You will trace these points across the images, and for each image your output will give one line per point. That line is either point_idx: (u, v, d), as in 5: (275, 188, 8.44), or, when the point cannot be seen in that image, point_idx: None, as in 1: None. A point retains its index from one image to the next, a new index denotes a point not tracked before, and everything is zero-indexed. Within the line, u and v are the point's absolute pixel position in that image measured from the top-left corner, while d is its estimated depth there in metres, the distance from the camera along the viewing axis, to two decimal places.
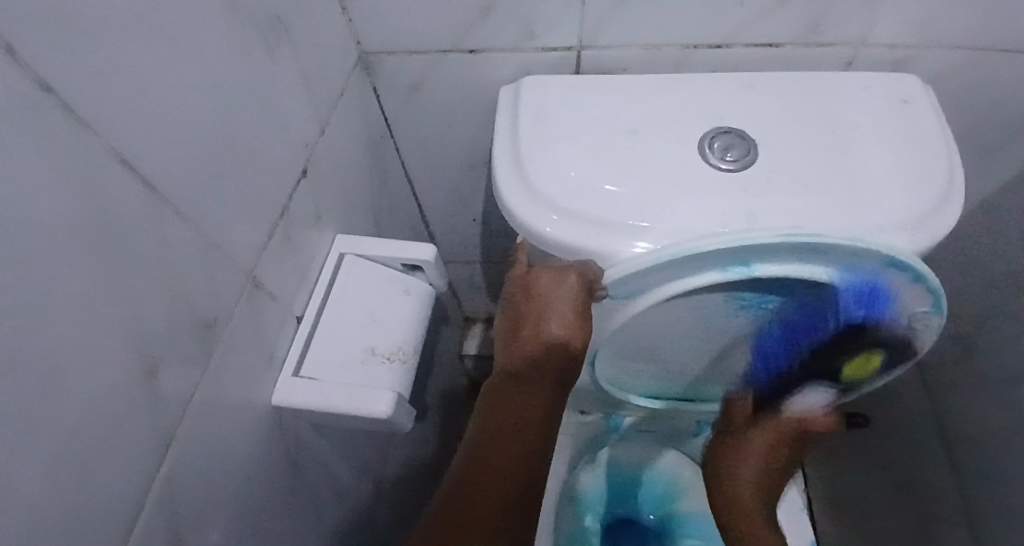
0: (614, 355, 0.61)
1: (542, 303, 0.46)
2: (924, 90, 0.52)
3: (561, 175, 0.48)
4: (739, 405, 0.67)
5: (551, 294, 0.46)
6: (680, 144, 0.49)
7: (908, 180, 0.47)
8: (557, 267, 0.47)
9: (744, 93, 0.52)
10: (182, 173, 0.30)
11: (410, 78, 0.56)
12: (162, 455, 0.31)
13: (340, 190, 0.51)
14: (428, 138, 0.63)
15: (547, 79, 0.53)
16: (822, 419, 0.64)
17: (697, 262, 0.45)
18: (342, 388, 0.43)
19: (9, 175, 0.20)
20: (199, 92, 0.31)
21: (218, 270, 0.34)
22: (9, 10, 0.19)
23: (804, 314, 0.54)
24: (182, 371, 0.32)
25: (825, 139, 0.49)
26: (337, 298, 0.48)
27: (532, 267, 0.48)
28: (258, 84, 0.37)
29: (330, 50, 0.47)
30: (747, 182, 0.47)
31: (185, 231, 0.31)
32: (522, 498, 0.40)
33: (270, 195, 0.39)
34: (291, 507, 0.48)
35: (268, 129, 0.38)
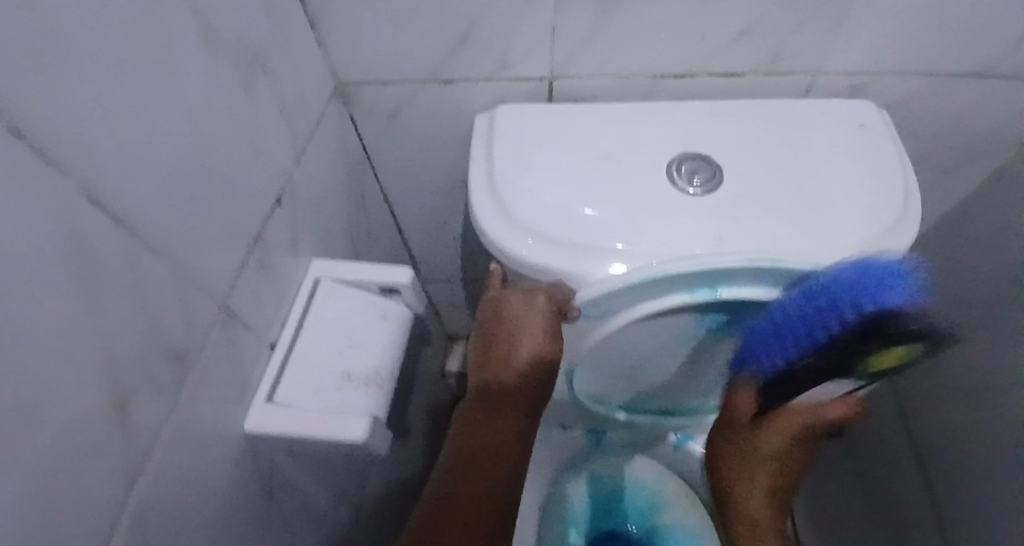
0: (590, 373, 0.63)
1: (513, 322, 0.47)
2: (882, 116, 0.54)
3: (534, 199, 0.49)
4: (743, 393, 0.55)
5: (521, 315, 0.47)
6: (650, 168, 0.51)
7: (867, 203, 0.49)
8: (525, 289, 0.49)
9: (711, 119, 0.53)
10: (154, 209, 0.31)
11: (387, 105, 0.57)
12: (134, 488, 0.31)
13: (317, 215, 0.52)
14: (405, 162, 0.64)
15: (521, 106, 0.55)
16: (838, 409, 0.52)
17: (662, 285, 0.47)
18: (318, 413, 0.43)
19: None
20: (172, 129, 0.32)
21: (191, 301, 0.35)
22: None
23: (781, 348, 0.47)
24: (154, 402, 0.32)
25: (789, 164, 0.51)
26: (313, 323, 0.48)
27: (503, 289, 0.49)
28: (232, 116, 0.37)
29: (307, 79, 0.48)
30: (713, 206, 0.48)
31: (157, 264, 0.32)
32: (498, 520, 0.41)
33: (245, 225, 0.40)
34: (266, 533, 0.48)
35: (243, 159, 0.39)
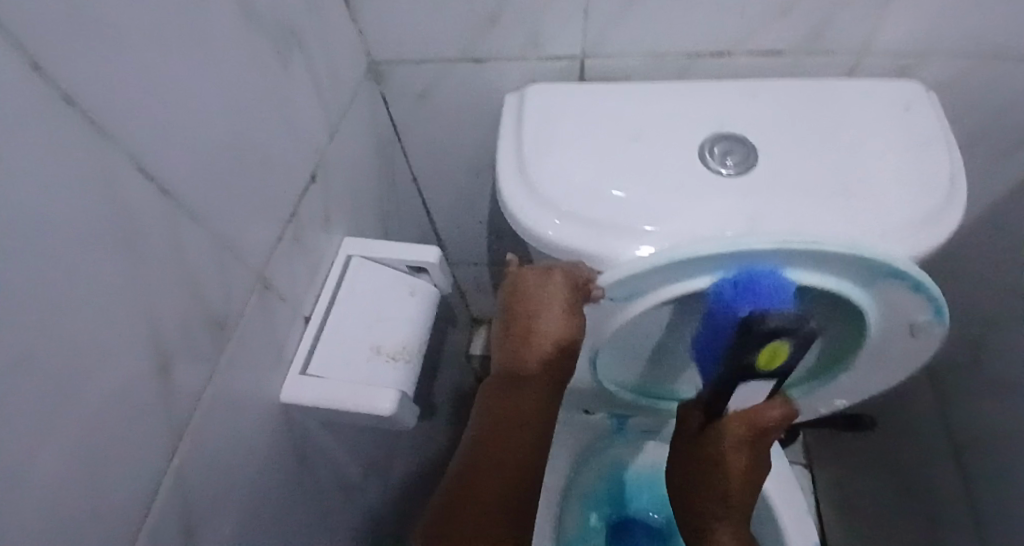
0: (616, 357, 0.62)
1: (532, 302, 0.46)
2: (928, 97, 0.52)
3: (563, 179, 0.49)
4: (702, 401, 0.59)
5: (538, 294, 0.46)
6: (682, 149, 0.50)
7: (910, 187, 0.47)
8: (543, 267, 0.48)
9: (747, 100, 0.52)
10: (195, 181, 0.32)
11: (418, 86, 0.57)
12: (173, 446, 0.32)
13: (348, 194, 0.53)
14: (435, 142, 0.64)
15: (551, 86, 0.54)
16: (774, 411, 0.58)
17: (691, 268, 0.46)
18: (348, 385, 0.44)
19: (35, 182, 0.22)
20: (213, 104, 0.33)
21: (229, 271, 0.36)
22: (37, 34, 0.21)
23: (699, 354, 0.51)
24: (194, 367, 0.34)
25: (827, 145, 0.49)
26: (344, 298, 0.49)
27: (518, 266, 0.48)
28: (269, 93, 0.38)
29: (340, 58, 0.48)
30: (746, 187, 0.48)
31: (197, 234, 0.33)
32: (517, 495, 0.42)
33: (281, 200, 0.41)
34: (299, 500, 0.49)
35: (279, 136, 0.40)
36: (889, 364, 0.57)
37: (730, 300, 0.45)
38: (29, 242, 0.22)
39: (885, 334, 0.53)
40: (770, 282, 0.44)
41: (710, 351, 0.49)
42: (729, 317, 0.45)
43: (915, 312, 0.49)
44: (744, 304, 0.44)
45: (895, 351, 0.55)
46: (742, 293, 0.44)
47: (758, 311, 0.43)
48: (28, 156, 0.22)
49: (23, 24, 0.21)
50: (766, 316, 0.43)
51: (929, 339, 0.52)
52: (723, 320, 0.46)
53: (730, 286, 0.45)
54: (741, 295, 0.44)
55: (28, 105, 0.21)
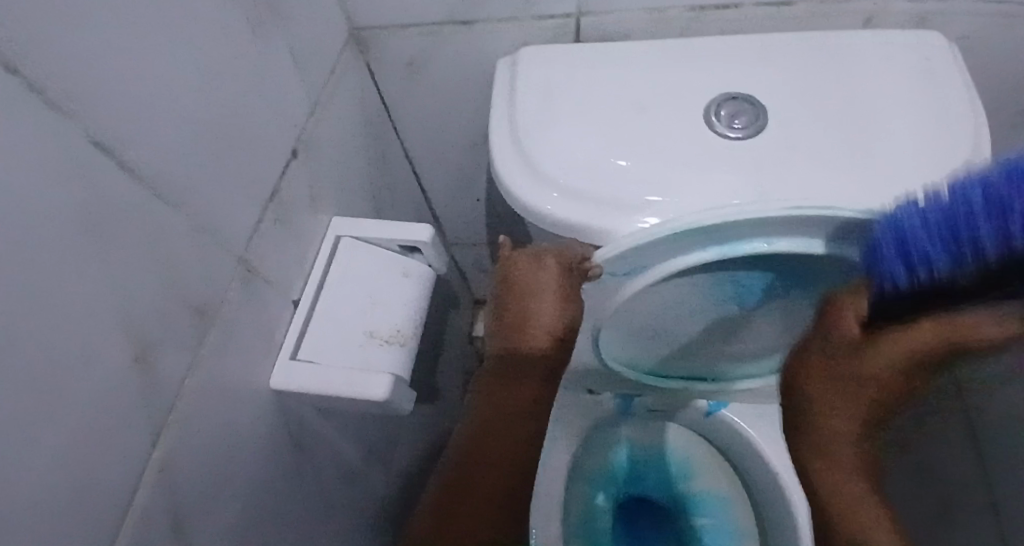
0: (619, 339, 0.61)
1: (525, 289, 0.45)
2: (949, 49, 0.49)
3: (560, 150, 0.47)
4: None
5: (531, 279, 0.45)
6: (685, 113, 0.47)
7: (930, 146, 0.44)
8: (533, 252, 0.46)
9: (755, 58, 0.49)
10: (169, 159, 0.30)
11: (406, 55, 0.54)
12: (158, 439, 0.31)
13: (336, 171, 0.50)
14: (426, 115, 0.62)
15: (545, 51, 0.52)
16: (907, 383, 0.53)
17: (694, 240, 0.44)
18: (340, 371, 0.42)
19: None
20: (184, 74, 0.30)
21: (209, 255, 0.34)
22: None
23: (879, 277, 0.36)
24: (175, 356, 0.32)
25: (842, 104, 0.46)
26: (334, 282, 0.47)
27: (508, 252, 0.47)
28: (244, 61, 0.36)
29: (321, 26, 0.46)
30: (756, 152, 0.45)
31: (172, 215, 0.30)
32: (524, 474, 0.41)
33: (262, 178, 0.39)
34: (297, 490, 0.48)
35: (257, 108, 0.37)
36: None
37: (969, 219, 0.31)
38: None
39: None
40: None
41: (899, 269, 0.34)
42: (941, 246, 0.32)
43: None
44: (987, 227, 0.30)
45: None
46: (988, 211, 0.30)
47: (998, 239, 0.30)
48: None
49: None
50: (983, 241, 0.30)
51: None
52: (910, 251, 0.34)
53: (904, 229, 0.34)
54: (987, 213, 0.30)
55: None
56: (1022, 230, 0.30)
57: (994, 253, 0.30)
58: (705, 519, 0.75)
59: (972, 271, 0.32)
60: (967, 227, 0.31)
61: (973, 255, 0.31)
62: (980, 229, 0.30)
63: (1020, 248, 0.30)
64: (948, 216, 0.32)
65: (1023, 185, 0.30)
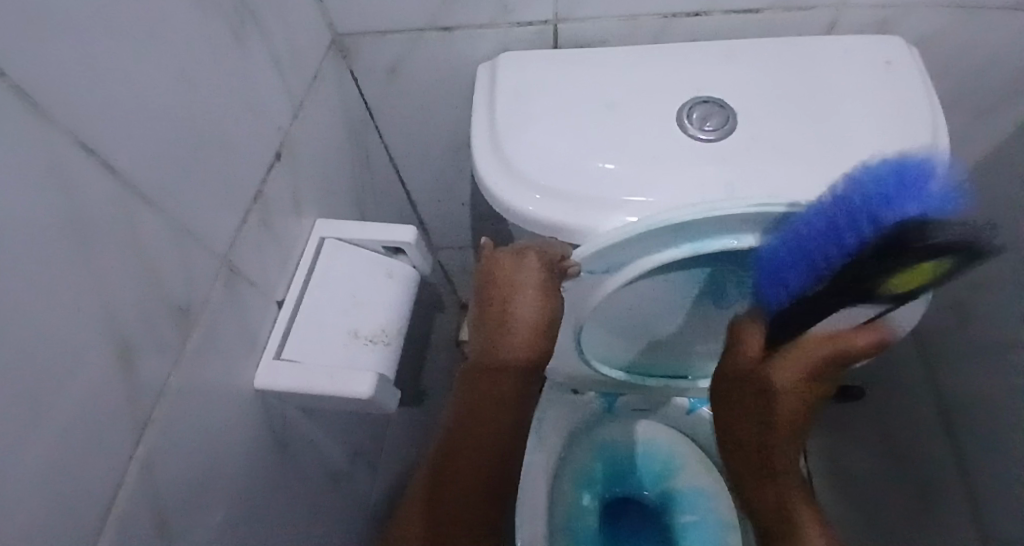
0: (601, 335, 0.62)
1: (506, 286, 0.45)
2: (910, 53, 0.51)
3: (538, 151, 0.48)
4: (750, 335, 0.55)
5: (512, 276, 0.45)
6: (657, 115, 0.49)
7: (893, 145, 0.46)
8: (515, 249, 0.46)
9: (725, 62, 0.51)
10: (153, 162, 0.31)
11: (388, 61, 0.55)
12: (140, 438, 0.31)
13: (318, 174, 0.51)
14: (409, 120, 0.63)
15: (523, 56, 0.53)
16: (867, 337, 0.51)
17: (670, 236, 0.45)
18: (324, 370, 0.43)
19: None
20: (167, 79, 0.31)
21: (192, 256, 0.35)
22: None
23: (795, 269, 0.43)
24: (157, 356, 0.32)
25: (808, 106, 0.48)
26: (318, 283, 0.48)
27: (490, 250, 0.46)
28: (226, 66, 0.37)
29: (302, 32, 0.47)
30: (728, 151, 0.46)
31: (155, 216, 0.31)
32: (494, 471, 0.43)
33: (245, 180, 0.39)
34: (282, 490, 0.48)
35: (239, 113, 0.38)
36: None
37: (863, 210, 0.38)
38: None
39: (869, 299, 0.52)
40: (923, 182, 0.37)
41: (808, 254, 0.42)
42: (850, 229, 0.39)
43: None
44: (867, 220, 0.38)
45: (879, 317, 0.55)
46: (901, 194, 0.37)
47: (870, 225, 0.38)
48: None
49: None
50: (881, 217, 0.37)
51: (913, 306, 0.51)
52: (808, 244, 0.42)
53: (862, 195, 0.38)
54: (896, 200, 0.37)
55: None
56: (930, 203, 0.36)
57: (884, 229, 0.37)
58: (688, 516, 0.76)
59: (879, 244, 0.37)
60: (864, 212, 0.38)
61: (857, 244, 0.39)
62: (861, 220, 0.38)
63: (916, 228, 0.36)
64: (874, 189, 0.38)
65: (919, 175, 0.37)
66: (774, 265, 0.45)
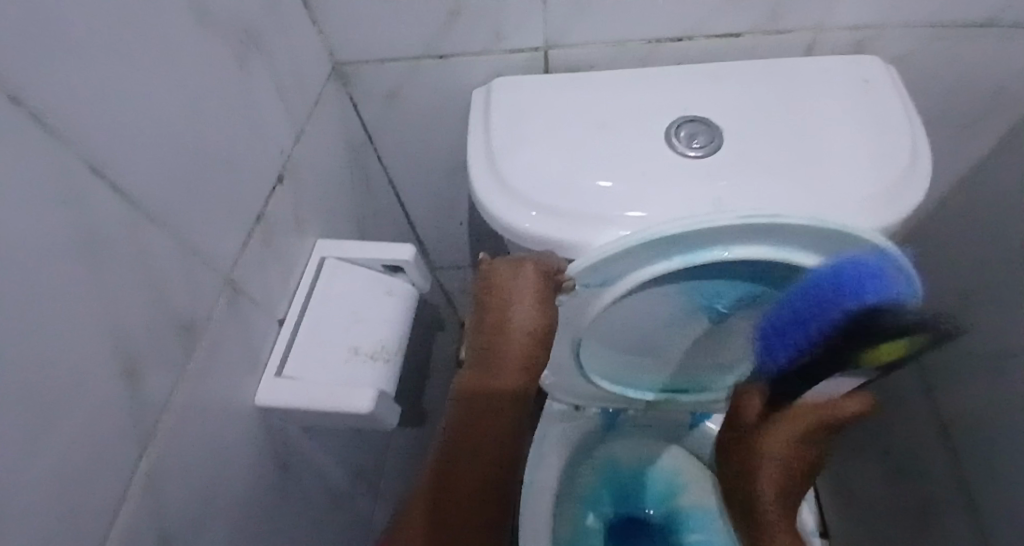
0: (600, 351, 0.63)
1: (504, 294, 0.46)
2: (886, 71, 0.53)
3: (532, 170, 0.50)
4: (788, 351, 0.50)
5: (509, 284, 0.46)
6: (646, 134, 0.50)
7: (875, 158, 0.48)
8: (514, 260, 0.47)
9: (710, 83, 0.53)
10: (156, 182, 0.32)
11: (386, 87, 0.57)
12: (142, 452, 0.32)
13: (319, 195, 0.52)
14: (407, 143, 0.64)
15: (515, 80, 0.55)
16: (855, 403, 0.50)
17: (663, 248, 0.46)
18: (325, 385, 0.44)
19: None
20: (173, 104, 0.33)
21: (195, 273, 0.36)
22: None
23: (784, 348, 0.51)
24: (161, 372, 0.33)
25: (792, 123, 0.50)
26: (319, 301, 0.49)
27: (488, 260, 0.47)
28: (230, 93, 0.38)
29: (303, 60, 0.49)
30: (715, 167, 0.48)
31: (159, 234, 0.32)
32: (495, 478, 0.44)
33: (247, 202, 0.41)
34: (284, 506, 0.49)
35: (242, 137, 0.40)
36: None
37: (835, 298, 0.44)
38: None
39: None
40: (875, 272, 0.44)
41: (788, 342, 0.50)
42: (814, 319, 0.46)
43: None
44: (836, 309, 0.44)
45: None
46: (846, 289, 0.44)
47: (852, 305, 0.43)
48: None
49: None
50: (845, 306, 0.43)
51: None
52: (806, 317, 0.47)
53: (828, 277, 0.45)
54: (861, 287, 0.43)
55: None
56: (873, 298, 0.43)
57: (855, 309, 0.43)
58: (695, 535, 0.74)
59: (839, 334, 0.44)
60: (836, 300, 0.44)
61: (841, 317, 0.44)
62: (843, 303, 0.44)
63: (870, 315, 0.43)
64: (830, 279, 0.45)
65: (867, 269, 0.44)
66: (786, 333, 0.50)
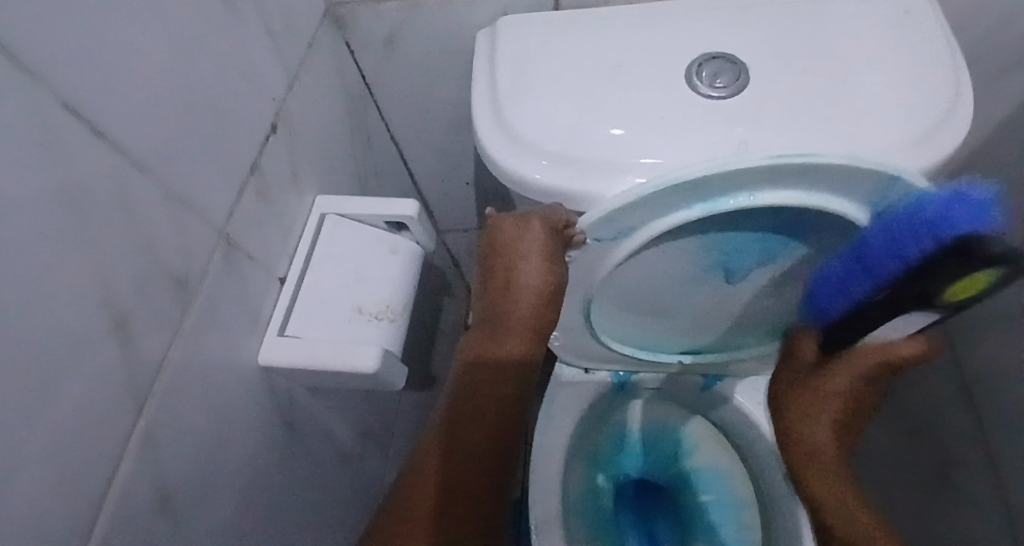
0: (612, 310, 0.61)
1: (510, 251, 0.43)
2: (925, 2, 0.49)
3: (542, 117, 0.47)
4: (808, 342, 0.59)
5: (516, 240, 0.43)
6: (664, 76, 0.47)
7: (913, 97, 0.44)
8: (519, 213, 0.44)
9: (734, 19, 0.49)
10: (144, 127, 0.29)
11: (385, 33, 0.54)
12: (139, 413, 0.30)
13: (317, 148, 0.50)
14: (408, 95, 0.61)
15: (523, 20, 0.51)
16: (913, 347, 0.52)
17: (682, 195, 0.44)
18: (328, 345, 0.42)
19: None
20: (159, 41, 0.30)
21: (187, 226, 0.34)
22: None
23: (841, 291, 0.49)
24: (155, 329, 0.31)
25: (823, 60, 0.46)
26: (320, 259, 0.47)
27: (493, 215, 0.45)
28: (219, 32, 0.36)
29: (296, 1, 0.45)
30: (739, 109, 0.45)
31: (148, 184, 0.30)
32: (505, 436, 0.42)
33: (241, 152, 0.39)
34: (289, 468, 0.48)
35: (233, 81, 0.37)
36: None
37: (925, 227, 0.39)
38: None
39: None
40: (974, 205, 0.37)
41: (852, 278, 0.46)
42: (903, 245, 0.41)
43: None
44: (928, 236, 0.39)
45: None
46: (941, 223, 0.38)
47: (931, 240, 0.39)
48: None
49: None
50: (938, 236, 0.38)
51: None
52: (868, 257, 0.44)
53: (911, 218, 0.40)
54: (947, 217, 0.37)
55: None
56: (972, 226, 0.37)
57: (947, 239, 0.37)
58: (705, 494, 0.75)
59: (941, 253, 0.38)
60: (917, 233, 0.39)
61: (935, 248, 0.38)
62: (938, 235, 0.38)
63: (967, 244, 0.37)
64: (931, 207, 0.38)
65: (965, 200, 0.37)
66: (837, 271, 0.48)
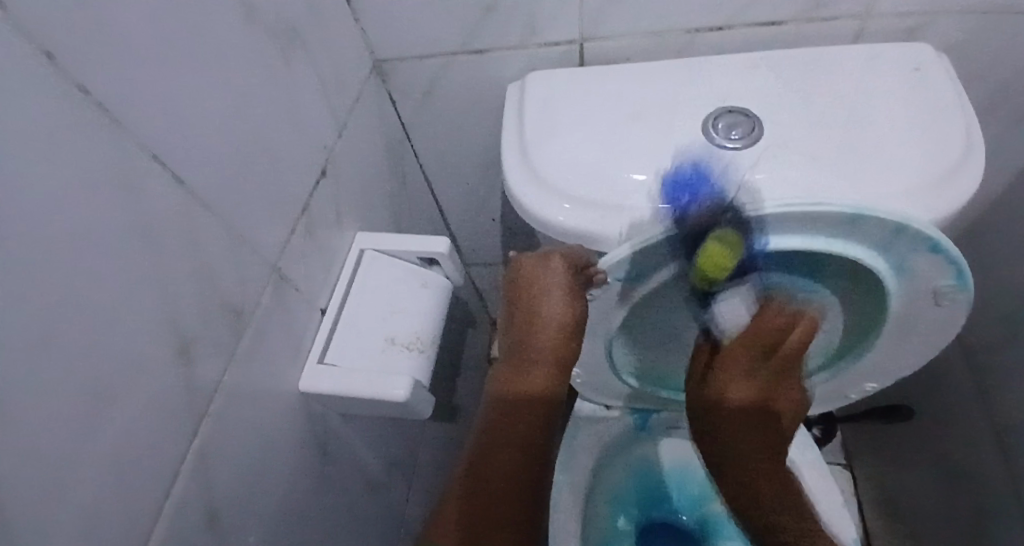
0: (632, 346, 0.62)
1: (532, 286, 0.46)
2: (937, 56, 0.51)
3: (565, 162, 0.50)
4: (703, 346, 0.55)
5: (539, 277, 0.46)
6: (682, 124, 0.50)
7: (924, 146, 0.46)
8: (540, 253, 0.47)
9: (750, 71, 0.52)
10: (212, 173, 0.33)
11: (422, 84, 0.59)
12: (196, 428, 0.33)
13: (358, 188, 0.54)
14: (442, 139, 0.65)
15: (550, 73, 0.55)
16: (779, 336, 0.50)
17: (698, 240, 0.45)
18: (363, 375, 0.45)
19: (62, 172, 0.23)
20: (227, 99, 0.34)
21: (244, 260, 0.37)
22: (69, 41, 0.23)
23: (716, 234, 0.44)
24: (212, 354, 0.34)
25: (836, 110, 0.49)
26: (357, 292, 0.50)
27: (517, 256, 0.48)
28: (280, 85, 0.40)
29: (345, 56, 0.50)
30: (753, 156, 0.47)
31: (214, 223, 0.34)
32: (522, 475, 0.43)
33: (292, 194, 0.42)
34: (322, 491, 0.50)
35: (289, 131, 0.41)
36: (914, 341, 0.56)
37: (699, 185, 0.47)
38: (63, 226, 0.24)
39: (908, 304, 0.51)
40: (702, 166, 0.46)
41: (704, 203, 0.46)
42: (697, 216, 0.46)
43: (937, 279, 0.48)
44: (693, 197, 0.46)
45: (922, 324, 0.53)
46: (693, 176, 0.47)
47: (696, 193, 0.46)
48: (55, 147, 0.23)
49: (57, 37, 0.23)
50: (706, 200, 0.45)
51: (955, 308, 0.51)
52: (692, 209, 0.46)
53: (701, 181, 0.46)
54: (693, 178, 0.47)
55: (51, 103, 0.23)
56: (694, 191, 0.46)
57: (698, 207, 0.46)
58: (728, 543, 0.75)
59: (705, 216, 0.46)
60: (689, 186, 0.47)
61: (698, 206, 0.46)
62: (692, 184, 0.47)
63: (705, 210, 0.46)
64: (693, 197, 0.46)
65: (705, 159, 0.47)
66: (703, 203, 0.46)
